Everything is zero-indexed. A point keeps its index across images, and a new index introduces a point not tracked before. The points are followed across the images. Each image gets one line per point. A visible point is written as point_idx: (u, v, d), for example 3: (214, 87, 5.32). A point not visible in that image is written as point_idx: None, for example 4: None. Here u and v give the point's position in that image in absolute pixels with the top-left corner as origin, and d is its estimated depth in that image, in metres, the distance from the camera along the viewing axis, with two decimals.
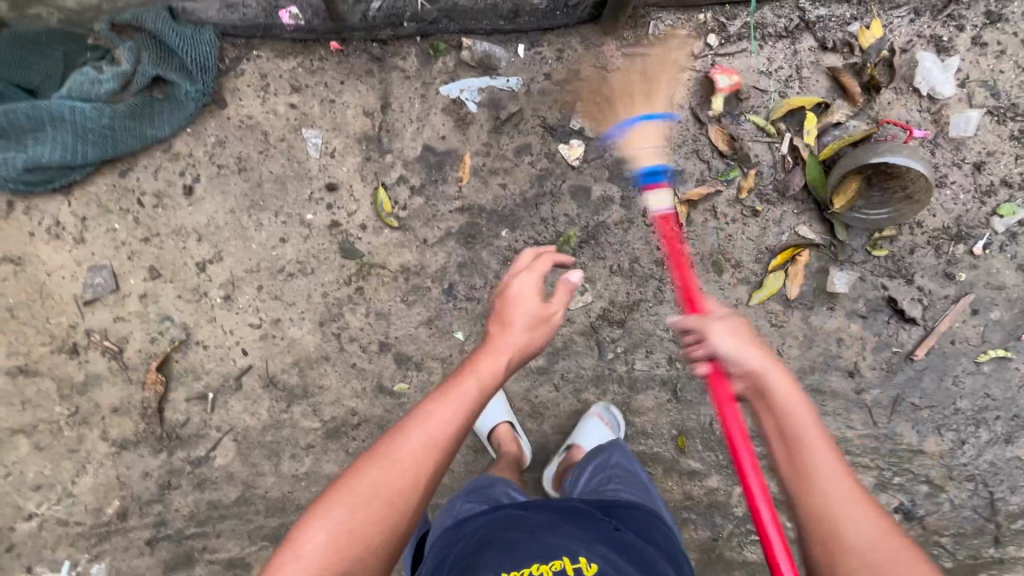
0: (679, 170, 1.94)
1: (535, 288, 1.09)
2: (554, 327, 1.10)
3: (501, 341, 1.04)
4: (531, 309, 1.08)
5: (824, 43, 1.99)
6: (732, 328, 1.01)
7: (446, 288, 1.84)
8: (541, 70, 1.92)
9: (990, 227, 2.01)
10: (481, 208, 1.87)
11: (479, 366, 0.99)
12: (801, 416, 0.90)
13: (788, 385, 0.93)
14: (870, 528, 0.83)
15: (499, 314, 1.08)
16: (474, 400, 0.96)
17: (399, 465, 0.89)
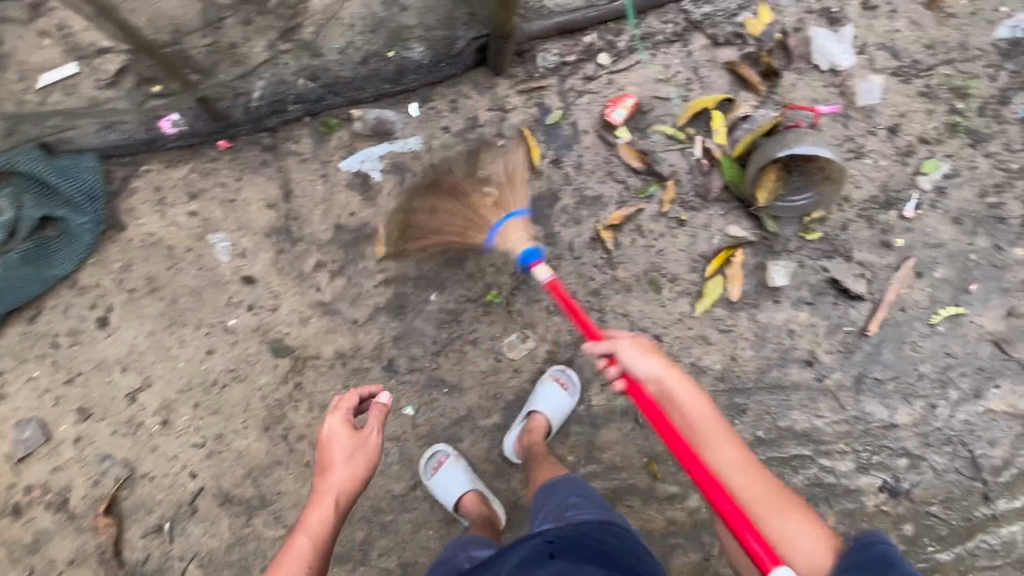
0: (597, 196, 1.91)
1: (344, 426, 1.37)
2: (375, 453, 1.35)
3: (325, 483, 1.30)
4: (344, 443, 1.34)
5: (715, 39, 1.97)
6: (636, 344, 1.34)
7: (386, 365, 1.80)
8: (438, 124, 1.88)
9: (917, 187, 2.00)
10: (405, 276, 1.83)
11: (309, 517, 1.26)
12: (698, 412, 1.27)
13: (670, 365, 1.31)
14: (783, 510, 1.13)
15: (323, 460, 1.34)
16: (306, 553, 1.21)
17: None
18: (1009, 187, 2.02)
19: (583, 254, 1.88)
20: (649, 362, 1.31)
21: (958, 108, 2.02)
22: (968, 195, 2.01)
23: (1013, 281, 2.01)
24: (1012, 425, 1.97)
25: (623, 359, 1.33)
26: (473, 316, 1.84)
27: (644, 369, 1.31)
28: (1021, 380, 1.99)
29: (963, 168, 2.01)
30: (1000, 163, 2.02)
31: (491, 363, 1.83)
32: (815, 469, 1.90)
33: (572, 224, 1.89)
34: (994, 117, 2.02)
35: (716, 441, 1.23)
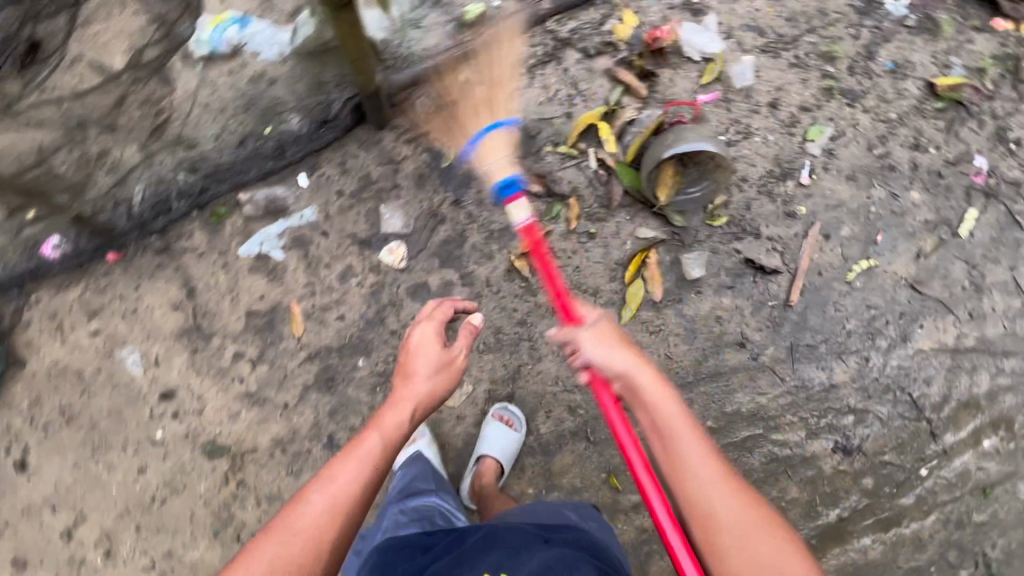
0: (504, 227, 1.91)
1: (437, 336, 1.26)
2: (458, 372, 1.26)
3: (407, 390, 1.18)
4: (432, 356, 1.22)
5: (587, 52, 2.00)
6: (596, 333, 1.15)
7: (326, 442, 1.76)
8: (331, 189, 1.86)
9: (807, 154, 2.06)
10: (328, 348, 1.80)
11: (383, 418, 1.12)
12: (674, 413, 1.03)
13: (634, 362, 1.09)
14: (765, 536, 0.94)
15: (404, 366, 1.23)
16: (377, 452, 1.07)
17: (298, 537, 0.96)
18: (892, 136, 2.10)
19: (501, 287, 1.88)
20: (616, 356, 1.11)
21: (829, 72, 2.09)
22: (856, 152, 2.09)
23: (916, 224, 2.09)
24: (943, 360, 2.04)
25: (585, 355, 1.14)
26: None
27: (610, 366, 1.10)
28: (942, 315, 2.06)
29: (846, 127, 2.09)
30: (879, 115, 2.10)
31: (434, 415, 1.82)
32: (769, 446, 1.93)
33: (485, 260, 1.89)
34: (864, 74, 2.11)
35: (690, 452, 0.99)
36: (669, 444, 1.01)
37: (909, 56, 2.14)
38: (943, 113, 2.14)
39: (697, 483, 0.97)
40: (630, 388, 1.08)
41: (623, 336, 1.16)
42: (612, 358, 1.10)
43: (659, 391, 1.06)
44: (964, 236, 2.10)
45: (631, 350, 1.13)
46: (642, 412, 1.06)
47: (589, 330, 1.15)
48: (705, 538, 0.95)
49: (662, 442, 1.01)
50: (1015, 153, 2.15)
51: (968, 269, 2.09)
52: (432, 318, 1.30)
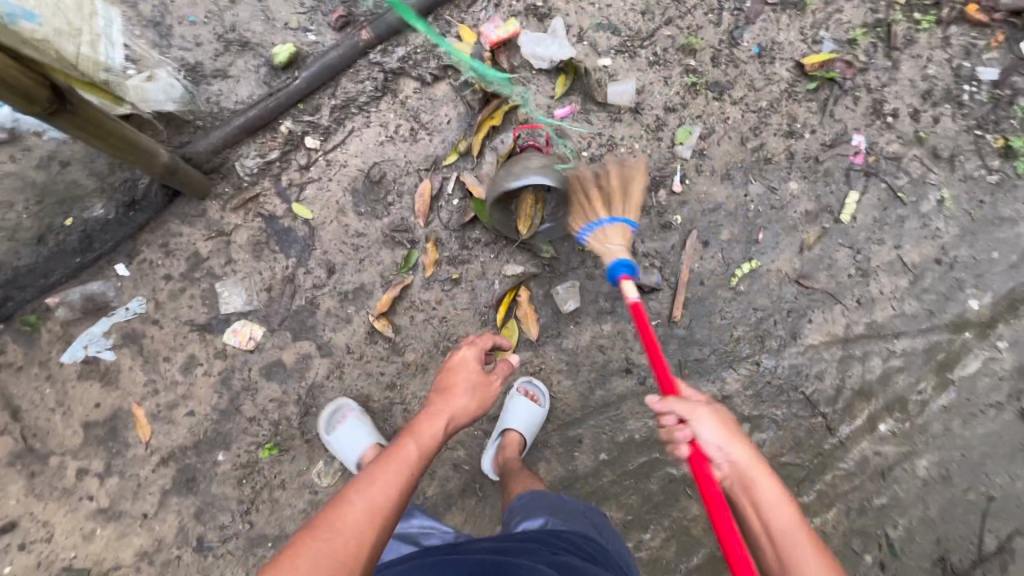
0: (359, 287, 1.77)
1: (475, 364, 1.40)
2: (490, 395, 1.37)
3: (446, 404, 1.28)
4: (470, 377, 1.36)
5: (424, 79, 1.80)
6: (715, 413, 1.07)
7: (196, 545, 1.66)
8: (156, 275, 1.68)
9: (678, 159, 1.94)
10: (183, 447, 1.68)
11: (423, 428, 1.19)
12: (800, 534, 0.95)
13: (753, 453, 1.02)
14: None
15: (445, 384, 1.35)
16: (416, 458, 1.12)
17: (345, 528, 0.96)
18: (764, 125, 1.99)
19: (364, 352, 1.76)
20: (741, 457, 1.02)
21: (692, 66, 1.94)
22: (729, 149, 1.97)
23: (797, 216, 2.01)
24: (834, 352, 2.01)
25: (699, 431, 1.04)
26: (272, 461, 1.71)
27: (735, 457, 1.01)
28: (830, 306, 2.02)
29: (716, 123, 1.96)
30: (749, 106, 1.98)
31: (309, 499, 1.71)
32: (666, 468, 1.89)
33: (342, 326, 1.75)
34: (729, 63, 1.97)
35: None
36: (790, 549, 0.94)
37: (775, 36, 2.00)
38: (816, 94, 2.03)
39: None
40: (746, 481, 1.00)
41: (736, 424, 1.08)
42: (730, 446, 1.02)
43: (772, 487, 0.99)
44: (846, 221, 2.04)
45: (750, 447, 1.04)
46: (754, 513, 0.98)
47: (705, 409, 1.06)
48: None
49: (782, 556, 0.94)
50: (892, 126, 2.07)
51: (853, 255, 2.04)
52: (473, 346, 1.45)
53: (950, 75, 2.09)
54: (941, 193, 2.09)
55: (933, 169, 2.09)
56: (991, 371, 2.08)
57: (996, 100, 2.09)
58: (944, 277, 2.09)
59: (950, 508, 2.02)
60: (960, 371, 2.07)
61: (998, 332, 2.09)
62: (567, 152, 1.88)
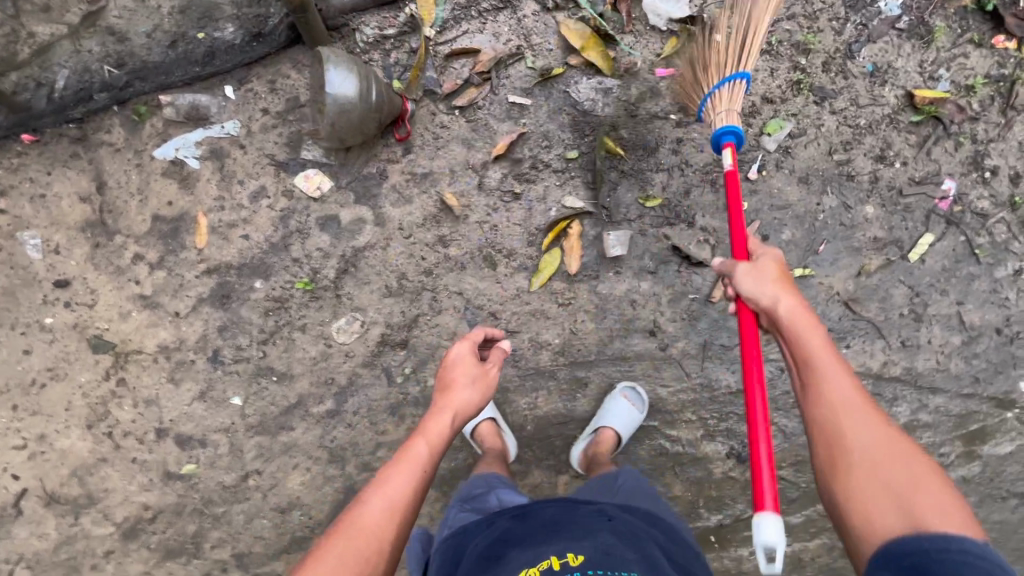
0: (428, 173, 1.85)
1: (468, 356, 1.34)
2: (491, 385, 1.33)
3: (448, 401, 1.25)
4: (468, 369, 1.31)
5: (545, 4, 1.91)
6: (760, 271, 1.25)
7: (211, 355, 1.76)
8: (257, 106, 1.82)
9: (761, 148, 1.95)
10: (228, 265, 1.79)
11: (428, 428, 1.18)
12: (818, 347, 1.09)
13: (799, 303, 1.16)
14: (925, 489, 0.90)
15: (445, 379, 1.31)
16: (424, 460, 1.13)
17: (359, 540, 1.00)
18: (857, 142, 1.98)
19: (413, 233, 1.84)
20: (777, 299, 1.18)
21: (801, 64, 1.96)
22: (815, 154, 1.97)
23: (864, 240, 1.98)
24: (863, 385, 1.95)
25: (738, 286, 1.27)
26: (300, 303, 1.79)
27: (757, 297, 1.22)
28: (872, 339, 1.96)
29: (809, 126, 1.96)
30: (846, 120, 1.97)
31: (322, 349, 1.79)
32: (661, 439, 1.88)
33: (401, 203, 1.84)
34: (839, 72, 1.97)
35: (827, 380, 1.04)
36: (808, 364, 1.08)
37: (893, 61, 1.99)
38: (918, 128, 2.00)
39: (829, 399, 1.03)
40: (787, 320, 1.15)
41: (784, 274, 1.24)
42: (759, 294, 1.22)
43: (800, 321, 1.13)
44: (914, 260, 1.98)
45: (786, 287, 1.21)
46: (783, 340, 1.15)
47: (750, 263, 1.27)
48: (830, 455, 0.99)
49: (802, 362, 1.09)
50: (989, 182, 2.01)
51: (910, 296, 1.98)
52: (466, 340, 1.38)
53: None
54: (1019, 264, 2.01)
55: (1019, 238, 2.01)
56: None
57: None
58: (1000, 348, 2.00)
59: None
60: (989, 448, 1.98)
61: None
62: (655, 111, 1.93)
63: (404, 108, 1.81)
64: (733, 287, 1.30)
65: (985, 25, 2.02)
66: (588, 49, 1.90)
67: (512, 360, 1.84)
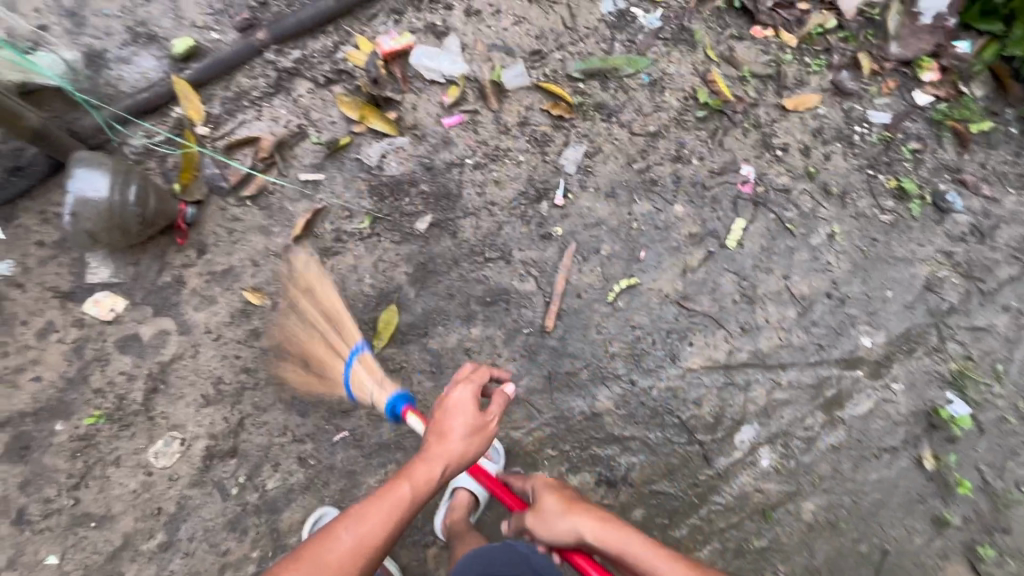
0: (228, 269, 1.80)
1: (472, 401, 1.35)
2: (489, 435, 1.35)
3: (440, 449, 1.28)
4: (468, 419, 1.33)
5: (317, 81, 1.92)
6: (543, 511, 1.52)
7: (15, 517, 1.61)
8: (31, 241, 1.74)
9: (562, 173, 1.99)
10: (21, 413, 1.66)
11: (418, 470, 1.24)
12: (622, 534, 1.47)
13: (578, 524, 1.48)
14: None
15: (441, 424, 1.33)
16: (406, 503, 1.20)
17: (327, 564, 1.10)
18: (651, 149, 2.05)
19: (223, 333, 1.76)
20: (572, 527, 1.50)
21: (581, 89, 2.05)
22: (615, 168, 2.02)
23: (681, 238, 2.02)
24: (714, 378, 1.93)
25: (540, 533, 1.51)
26: (109, 435, 1.67)
27: (557, 537, 1.50)
28: (713, 331, 1.97)
29: (603, 143, 2.03)
30: (636, 129, 2.05)
31: (141, 479, 1.66)
32: None
33: (204, 305, 1.77)
34: (618, 88, 2.07)
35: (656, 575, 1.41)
36: (636, 566, 1.44)
37: (666, 68, 2.10)
38: (705, 123, 2.09)
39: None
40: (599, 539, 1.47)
41: (564, 495, 1.55)
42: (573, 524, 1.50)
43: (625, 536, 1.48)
44: (733, 246, 2.04)
45: (580, 514, 1.51)
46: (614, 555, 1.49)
47: (534, 513, 1.54)
48: None
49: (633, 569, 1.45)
50: (782, 159, 2.11)
51: (738, 281, 2.02)
52: (472, 382, 1.40)
53: (840, 116, 2.17)
54: (830, 228, 2.09)
55: (824, 204, 2.10)
56: (884, 413, 1.97)
57: (887, 142, 2.17)
58: (835, 312, 2.04)
59: (839, 559, 1.84)
60: (851, 410, 1.97)
61: (892, 374, 2.00)
62: (451, 159, 1.95)
63: (182, 212, 1.77)
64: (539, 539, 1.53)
65: (739, 20, 2.19)
66: (367, 118, 1.93)
67: (353, 441, 1.74)
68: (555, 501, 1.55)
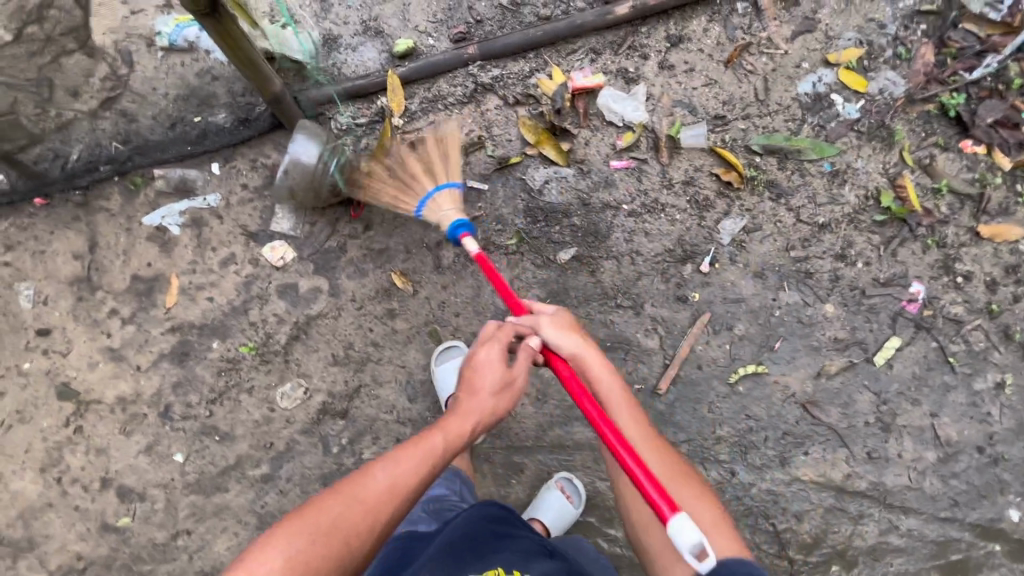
0: (384, 249, 1.96)
1: (499, 360, 1.34)
2: (515, 396, 1.36)
3: (471, 405, 1.28)
4: (496, 377, 1.32)
5: (506, 100, 2.03)
6: (554, 321, 1.44)
7: (162, 410, 1.85)
8: (238, 182, 2.00)
9: (714, 242, 1.96)
10: (191, 324, 1.91)
11: (451, 424, 1.25)
12: (602, 376, 1.38)
13: (578, 347, 1.40)
14: (687, 489, 1.22)
15: (470, 380, 1.33)
16: (439, 452, 1.20)
17: (363, 503, 1.08)
18: (815, 241, 1.95)
19: (364, 305, 1.92)
20: (572, 343, 1.41)
21: (756, 163, 1.99)
22: (770, 250, 1.95)
23: (823, 339, 1.90)
24: (823, 498, 1.80)
25: (543, 336, 1.41)
26: (251, 366, 1.88)
27: (563, 345, 1.40)
28: (834, 447, 1.84)
29: (765, 222, 1.96)
30: (804, 217, 1.96)
31: (264, 412, 1.85)
32: (598, 537, 1.80)
33: (356, 275, 1.94)
34: (796, 170, 1.98)
35: (622, 413, 1.33)
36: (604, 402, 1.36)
37: (853, 162, 1.99)
38: (881, 228, 1.96)
39: (626, 426, 1.32)
40: (574, 359, 1.40)
41: (574, 324, 1.46)
42: (564, 340, 1.41)
43: (603, 369, 1.40)
44: (880, 364, 1.88)
45: (579, 334, 1.44)
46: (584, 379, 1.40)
47: (548, 319, 1.43)
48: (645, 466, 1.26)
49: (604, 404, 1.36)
50: (961, 287, 1.92)
51: (875, 403, 1.86)
52: (499, 338, 1.37)
53: None
54: (999, 376, 1.87)
55: (998, 348, 1.88)
56: None
57: None
58: (980, 469, 1.82)
59: None
60: None
61: None
62: (608, 200, 1.99)
63: (362, 189, 1.96)
64: (535, 338, 1.43)
65: (950, 130, 1.99)
66: (542, 143, 2.01)
67: None
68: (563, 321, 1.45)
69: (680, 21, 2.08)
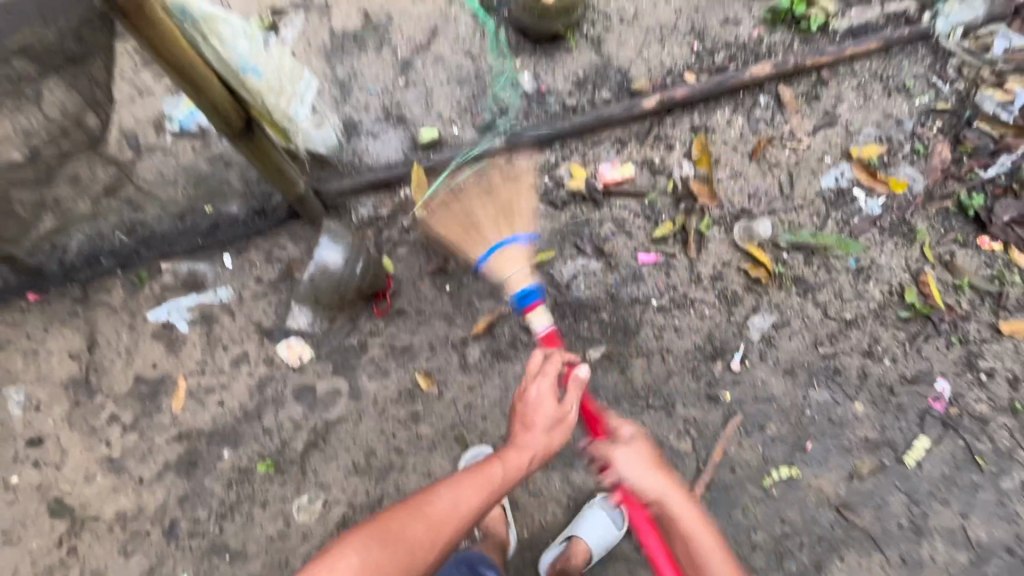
0: (407, 346, 1.88)
1: (551, 394, 1.34)
2: (571, 428, 1.35)
3: (525, 438, 1.31)
4: (550, 412, 1.33)
5: (533, 191, 2.01)
6: (633, 452, 1.42)
7: (167, 527, 1.72)
8: (251, 275, 1.90)
9: (744, 337, 1.94)
10: (199, 431, 1.79)
11: (510, 456, 1.27)
12: (676, 498, 1.37)
13: (655, 477, 1.38)
14: None
15: (524, 415, 1.35)
16: (497, 480, 1.22)
17: (427, 521, 1.12)
18: (843, 337, 1.95)
19: (386, 408, 1.83)
20: (644, 477, 1.37)
21: (783, 258, 2.00)
22: (799, 346, 1.94)
23: (854, 439, 1.89)
24: None
25: (618, 472, 1.40)
26: (264, 477, 1.76)
27: (642, 481, 1.38)
28: (869, 551, 1.81)
29: (793, 317, 1.96)
30: (831, 312, 1.96)
31: (279, 527, 1.73)
32: None
33: (377, 376, 1.85)
34: (821, 266, 2.00)
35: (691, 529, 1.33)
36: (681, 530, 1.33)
37: (876, 257, 2.01)
38: (906, 324, 1.97)
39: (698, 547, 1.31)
40: (654, 495, 1.37)
41: (656, 457, 1.44)
42: (642, 476, 1.37)
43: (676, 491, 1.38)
44: (910, 464, 1.87)
45: (659, 467, 1.42)
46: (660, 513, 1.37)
47: (626, 454, 1.40)
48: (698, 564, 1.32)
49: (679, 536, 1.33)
50: (986, 384, 1.93)
51: (908, 504, 1.85)
52: (548, 372, 1.36)
53: None
54: None
55: None
56: None
57: None
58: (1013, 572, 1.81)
59: None
60: None
61: None
62: (637, 295, 1.95)
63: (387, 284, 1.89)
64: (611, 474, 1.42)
65: (968, 226, 2.03)
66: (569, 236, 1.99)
67: None
68: (645, 454, 1.42)
69: (704, 113, 2.11)
